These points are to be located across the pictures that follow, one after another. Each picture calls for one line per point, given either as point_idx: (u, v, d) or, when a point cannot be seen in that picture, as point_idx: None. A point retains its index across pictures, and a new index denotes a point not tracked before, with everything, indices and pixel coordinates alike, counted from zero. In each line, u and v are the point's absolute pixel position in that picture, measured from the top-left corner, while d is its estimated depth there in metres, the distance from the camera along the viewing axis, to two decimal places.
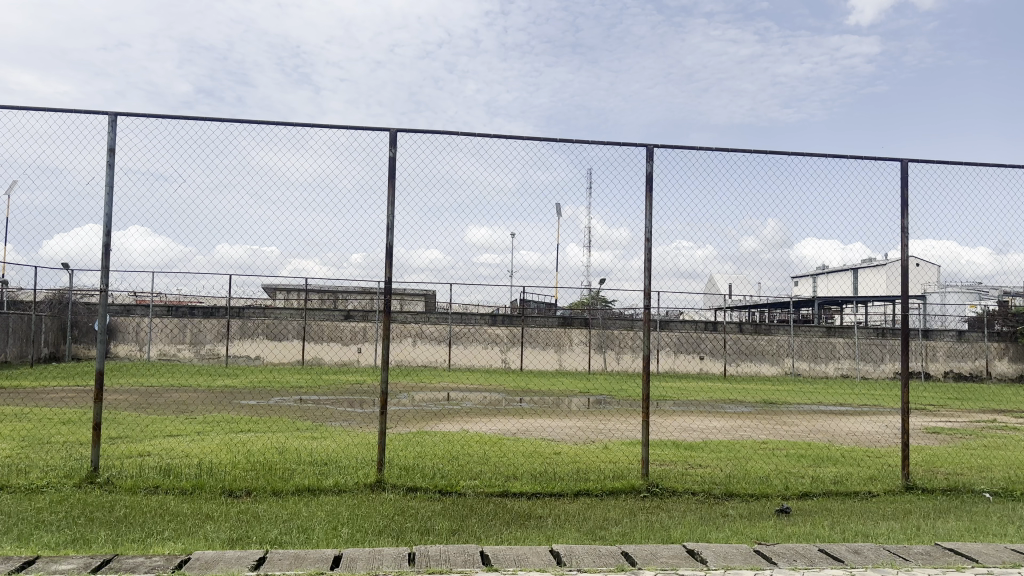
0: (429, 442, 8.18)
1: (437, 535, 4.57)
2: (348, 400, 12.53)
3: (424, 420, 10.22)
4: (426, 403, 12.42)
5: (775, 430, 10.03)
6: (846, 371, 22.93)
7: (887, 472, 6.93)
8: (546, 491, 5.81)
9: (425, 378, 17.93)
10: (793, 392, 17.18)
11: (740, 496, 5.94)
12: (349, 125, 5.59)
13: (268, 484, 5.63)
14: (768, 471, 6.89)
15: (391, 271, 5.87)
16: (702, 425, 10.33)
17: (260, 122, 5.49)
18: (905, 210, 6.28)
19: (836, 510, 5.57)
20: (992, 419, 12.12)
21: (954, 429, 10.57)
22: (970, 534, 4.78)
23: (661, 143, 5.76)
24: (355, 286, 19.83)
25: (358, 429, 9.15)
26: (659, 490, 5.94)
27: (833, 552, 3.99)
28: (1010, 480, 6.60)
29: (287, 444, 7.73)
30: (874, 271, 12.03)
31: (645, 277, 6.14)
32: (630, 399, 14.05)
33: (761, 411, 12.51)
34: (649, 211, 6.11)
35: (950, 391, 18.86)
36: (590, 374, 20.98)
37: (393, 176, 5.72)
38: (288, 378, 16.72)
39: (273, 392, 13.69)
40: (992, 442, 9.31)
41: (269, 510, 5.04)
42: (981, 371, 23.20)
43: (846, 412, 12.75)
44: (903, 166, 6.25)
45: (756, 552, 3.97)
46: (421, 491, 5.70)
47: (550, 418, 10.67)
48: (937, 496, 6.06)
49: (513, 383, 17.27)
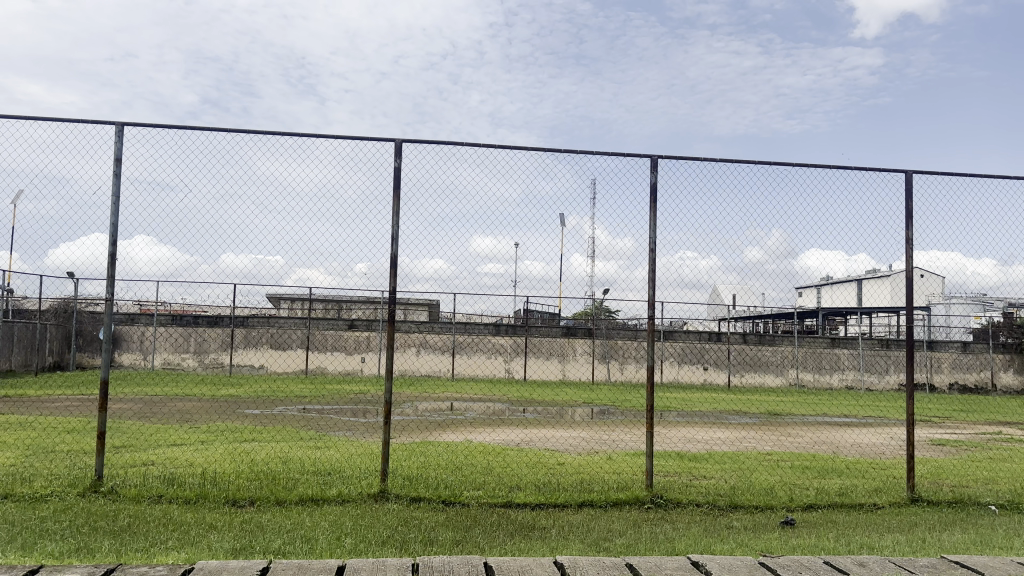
0: (433, 452, 8.16)
1: (441, 546, 4.55)
2: (352, 410, 12.53)
3: (427, 429, 10.22)
4: (430, 413, 12.38)
5: (778, 442, 9.99)
6: (850, 382, 22.88)
7: (892, 484, 6.90)
8: (549, 502, 5.80)
9: (429, 388, 17.91)
10: (797, 403, 17.10)
11: (745, 508, 5.92)
12: (355, 136, 5.62)
13: (271, 493, 5.64)
14: (772, 483, 6.86)
15: (395, 281, 5.89)
16: (706, 436, 10.30)
17: (265, 133, 5.54)
18: (910, 222, 6.28)
19: (842, 522, 5.55)
20: (997, 432, 12.07)
21: (959, 442, 10.53)
22: (976, 546, 4.75)
23: (664, 155, 5.79)
24: (360, 296, 19.88)
25: (361, 439, 9.16)
26: (664, 502, 5.93)
27: (838, 564, 3.96)
28: (1016, 493, 6.57)
29: (290, 454, 7.73)
30: (879, 283, 12.04)
31: (650, 287, 6.16)
32: (634, 409, 14.02)
33: (765, 422, 12.46)
34: (653, 221, 6.14)
35: (955, 402, 18.82)
36: (593, 383, 20.95)
37: (398, 188, 5.75)
38: (292, 387, 16.75)
39: (278, 401, 13.70)
40: (997, 454, 9.28)
41: (272, 519, 5.05)
42: (986, 384, 23.13)
43: (850, 423, 12.73)
44: (907, 178, 6.27)
45: (761, 564, 3.96)
46: (425, 501, 5.69)
47: (554, 429, 10.66)
48: (942, 509, 6.03)
49: (517, 393, 17.22)
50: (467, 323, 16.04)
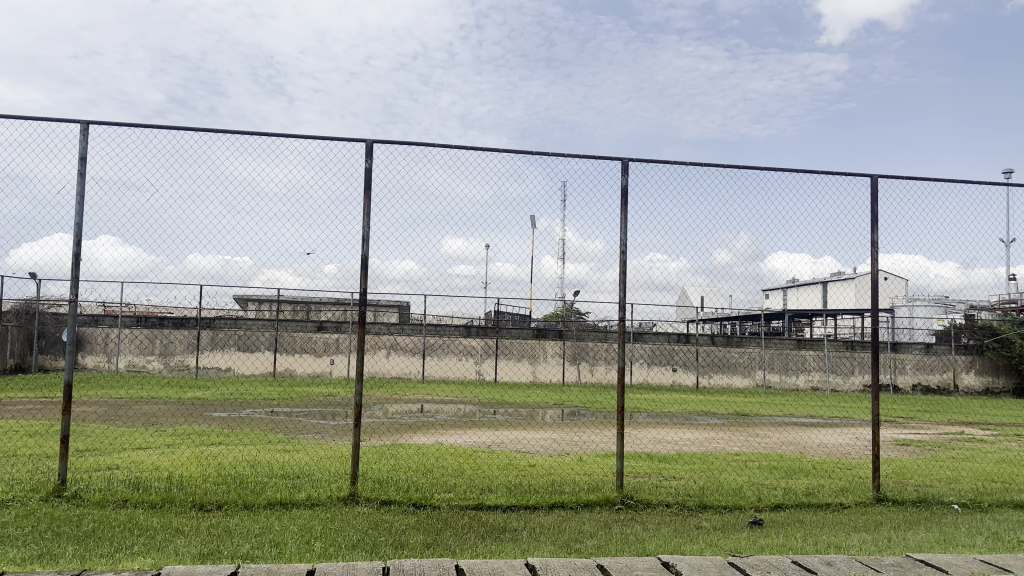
0: (403, 455, 8.13)
1: (411, 549, 4.52)
2: (320, 412, 12.44)
3: (397, 431, 10.19)
4: (399, 415, 12.33)
5: (746, 442, 10.12)
6: (816, 383, 23.27)
7: (857, 484, 6.99)
8: (520, 504, 5.79)
9: (399, 389, 17.83)
10: (764, 404, 17.32)
11: (713, 508, 5.97)
12: (324, 137, 5.58)
13: (239, 497, 5.57)
14: (741, 483, 6.92)
15: (366, 283, 5.86)
16: (677, 436, 10.41)
17: (235, 133, 5.48)
18: (874, 226, 6.38)
19: (808, 522, 5.61)
20: (959, 432, 12.32)
21: (923, 442, 10.75)
22: (939, 545, 4.83)
23: (634, 157, 5.81)
24: (329, 298, 19.78)
25: (331, 442, 9.10)
26: (634, 503, 5.95)
27: (805, 564, 4.01)
28: (977, 492, 6.70)
29: (257, 457, 7.64)
30: (844, 285, 12.26)
31: (620, 288, 6.19)
32: (605, 410, 14.10)
33: (733, 423, 12.63)
34: (623, 223, 6.16)
35: (918, 403, 19.18)
36: (563, 385, 21.00)
37: (367, 190, 5.73)
38: (261, 389, 16.59)
39: (245, 403, 13.55)
40: (960, 454, 9.48)
41: (240, 523, 4.98)
42: (948, 384, 23.62)
43: (817, 423, 12.95)
44: (872, 183, 6.37)
45: (730, 564, 3.99)
46: (394, 504, 5.66)
47: (524, 430, 10.68)
48: (906, 508, 6.13)
49: (487, 395, 17.22)
50: (440, 326, 16.02)
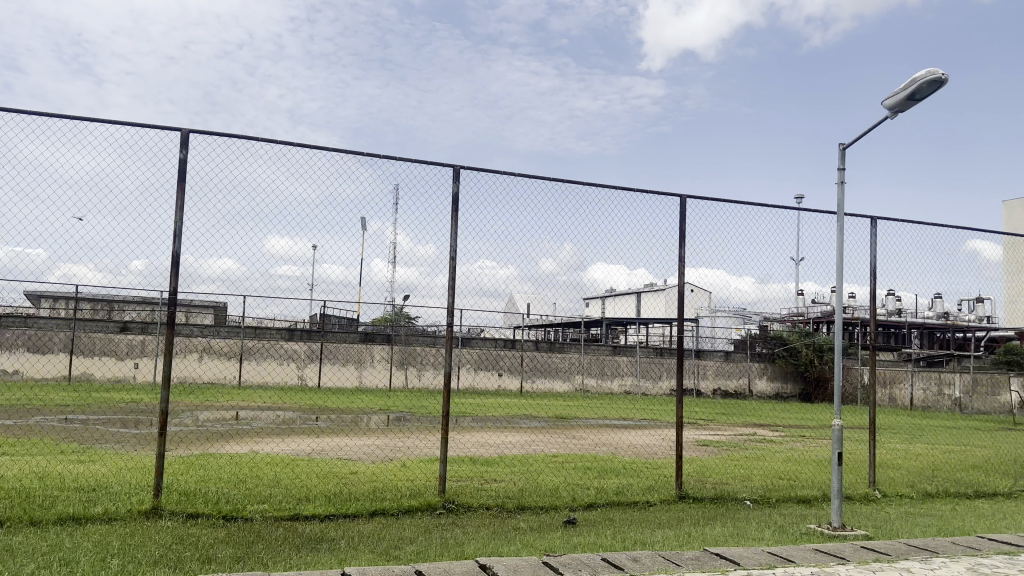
0: (215, 464, 7.67)
1: (219, 563, 4.27)
2: (120, 421, 11.46)
3: (207, 440, 9.61)
4: (212, 423, 11.63)
5: (565, 444, 10.51)
6: (628, 386, 25.03)
7: (665, 482, 7.44)
8: (339, 512, 5.65)
9: (212, 395, 16.84)
10: (582, 407, 18.07)
11: (531, 509, 6.13)
12: (133, 124, 5.17)
13: (22, 513, 4.99)
14: (559, 484, 7.18)
15: (177, 281, 5.49)
16: (500, 439, 10.61)
17: (29, 112, 4.94)
18: (683, 243, 6.87)
19: (618, 519, 5.91)
20: (751, 432, 13.53)
21: (720, 442, 11.70)
22: (734, 538, 5.25)
23: (465, 165, 5.87)
24: (135, 297, 18.32)
25: (132, 452, 8.41)
26: (455, 507, 5.98)
27: (613, 561, 4.22)
28: (766, 488, 7.37)
29: (45, 469, 6.90)
30: (655, 296, 13.08)
31: (448, 294, 6.21)
32: (428, 415, 14.12)
33: (551, 426, 13.11)
34: (452, 231, 6.21)
35: (720, 406, 20.80)
36: (389, 390, 20.79)
37: (181, 182, 5.38)
38: (51, 395, 15.04)
39: (31, 412, 12.22)
40: (752, 453, 10.40)
41: (24, 542, 4.47)
42: (744, 389, 26.15)
43: (629, 426, 13.73)
44: (683, 203, 6.85)
45: (543, 563, 4.11)
46: (203, 517, 5.33)
47: (345, 437, 10.45)
48: (705, 504, 6.62)
49: (307, 400, 16.70)
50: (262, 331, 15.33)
